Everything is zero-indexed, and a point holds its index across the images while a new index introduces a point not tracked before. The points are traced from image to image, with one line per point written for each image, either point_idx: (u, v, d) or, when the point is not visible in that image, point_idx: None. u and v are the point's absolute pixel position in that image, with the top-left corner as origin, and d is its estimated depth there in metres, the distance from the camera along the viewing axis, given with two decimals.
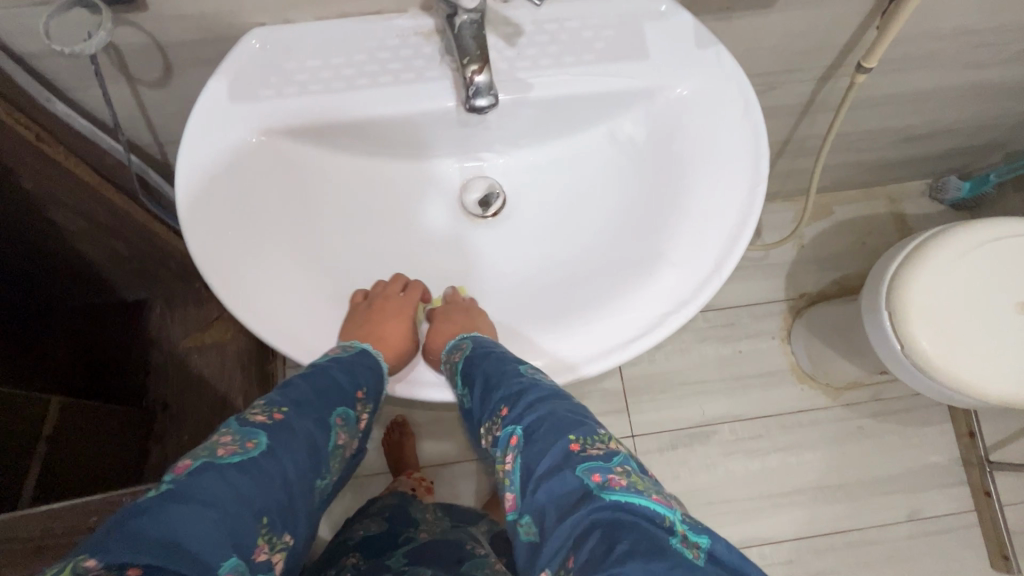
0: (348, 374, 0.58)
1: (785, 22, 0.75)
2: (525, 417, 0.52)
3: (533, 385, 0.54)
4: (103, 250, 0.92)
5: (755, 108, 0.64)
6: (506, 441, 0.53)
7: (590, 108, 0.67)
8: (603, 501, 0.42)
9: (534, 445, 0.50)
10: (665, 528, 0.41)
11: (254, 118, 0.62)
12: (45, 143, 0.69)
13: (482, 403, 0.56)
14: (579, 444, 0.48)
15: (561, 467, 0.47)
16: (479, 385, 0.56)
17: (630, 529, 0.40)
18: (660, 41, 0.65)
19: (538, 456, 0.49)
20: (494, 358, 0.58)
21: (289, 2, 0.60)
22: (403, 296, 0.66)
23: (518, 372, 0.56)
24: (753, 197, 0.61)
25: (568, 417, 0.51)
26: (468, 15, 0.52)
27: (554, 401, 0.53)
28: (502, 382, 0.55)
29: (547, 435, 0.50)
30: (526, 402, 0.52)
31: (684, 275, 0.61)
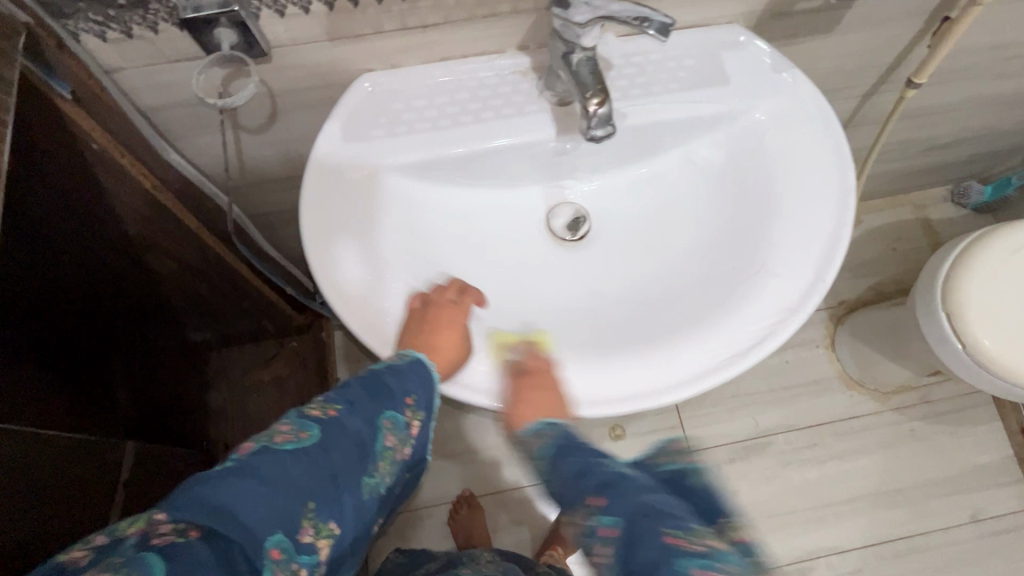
0: (399, 379, 0.57)
1: (844, 44, 0.80)
2: (614, 511, 0.52)
3: (623, 476, 0.54)
4: (183, 290, 0.94)
5: (835, 123, 0.68)
6: (595, 527, 0.53)
7: (677, 131, 0.71)
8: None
9: (624, 533, 0.51)
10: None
11: (367, 157, 0.65)
12: (157, 190, 0.71)
13: (571, 486, 0.56)
14: (677, 539, 0.48)
15: (658, 556, 0.48)
16: (574, 473, 0.56)
17: None
18: (739, 68, 0.69)
19: (632, 549, 0.50)
20: (576, 450, 0.58)
21: (398, 49, 0.64)
22: (456, 306, 0.64)
23: (603, 461, 0.56)
24: (844, 207, 0.65)
25: (665, 508, 0.51)
26: (583, 53, 0.57)
27: (646, 491, 0.52)
28: (590, 471, 0.56)
29: (640, 533, 0.50)
30: (614, 491, 0.53)
31: (790, 283, 0.63)
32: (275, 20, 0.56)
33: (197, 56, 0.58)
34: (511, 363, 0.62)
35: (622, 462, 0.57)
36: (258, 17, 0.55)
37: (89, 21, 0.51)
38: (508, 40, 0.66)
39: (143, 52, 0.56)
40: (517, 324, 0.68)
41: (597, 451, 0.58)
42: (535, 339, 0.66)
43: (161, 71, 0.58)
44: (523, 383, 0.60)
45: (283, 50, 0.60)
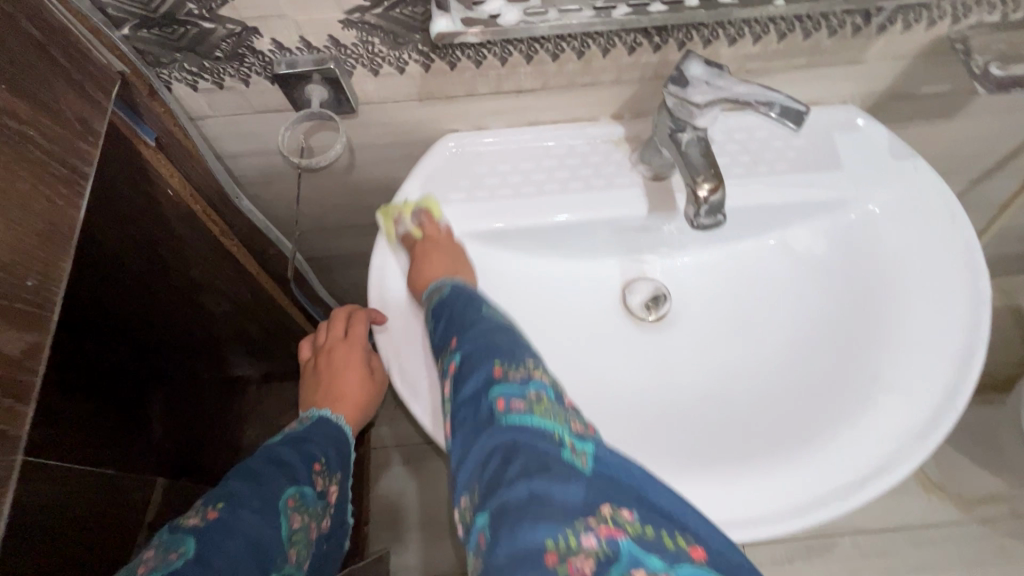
0: (294, 451, 0.53)
1: (965, 128, 0.72)
2: (460, 350, 0.45)
3: (482, 319, 0.47)
4: (235, 332, 0.89)
5: (965, 221, 0.60)
6: (445, 370, 0.46)
7: (780, 215, 0.64)
8: (502, 426, 0.39)
9: (458, 372, 0.44)
10: (556, 444, 0.38)
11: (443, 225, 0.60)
12: (224, 236, 0.67)
13: (435, 338, 0.49)
14: (503, 372, 0.42)
15: (478, 390, 0.42)
16: (434, 325, 0.50)
17: (520, 454, 0.37)
18: (854, 153, 0.63)
19: (461, 386, 0.43)
20: (445, 300, 0.51)
21: (487, 112, 0.61)
22: (348, 338, 0.61)
23: (468, 307, 0.49)
24: (976, 316, 0.57)
25: (502, 347, 0.44)
26: (693, 132, 0.51)
27: (494, 330, 0.46)
28: (448, 320, 0.49)
29: (471, 366, 0.44)
30: (465, 334, 0.46)
31: (908, 403, 0.55)
32: (368, 79, 0.53)
33: (283, 108, 0.55)
34: (402, 237, 0.59)
35: (491, 308, 0.49)
36: (352, 74, 0.52)
37: (183, 71, 0.50)
38: (604, 108, 0.62)
39: (231, 102, 0.54)
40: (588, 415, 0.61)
41: (469, 299, 0.50)
42: (427, 207, 0.60)
43: (246, 121, 0.57)
44: (418, 254, 0.57)
45: (370, 108, 0.57)
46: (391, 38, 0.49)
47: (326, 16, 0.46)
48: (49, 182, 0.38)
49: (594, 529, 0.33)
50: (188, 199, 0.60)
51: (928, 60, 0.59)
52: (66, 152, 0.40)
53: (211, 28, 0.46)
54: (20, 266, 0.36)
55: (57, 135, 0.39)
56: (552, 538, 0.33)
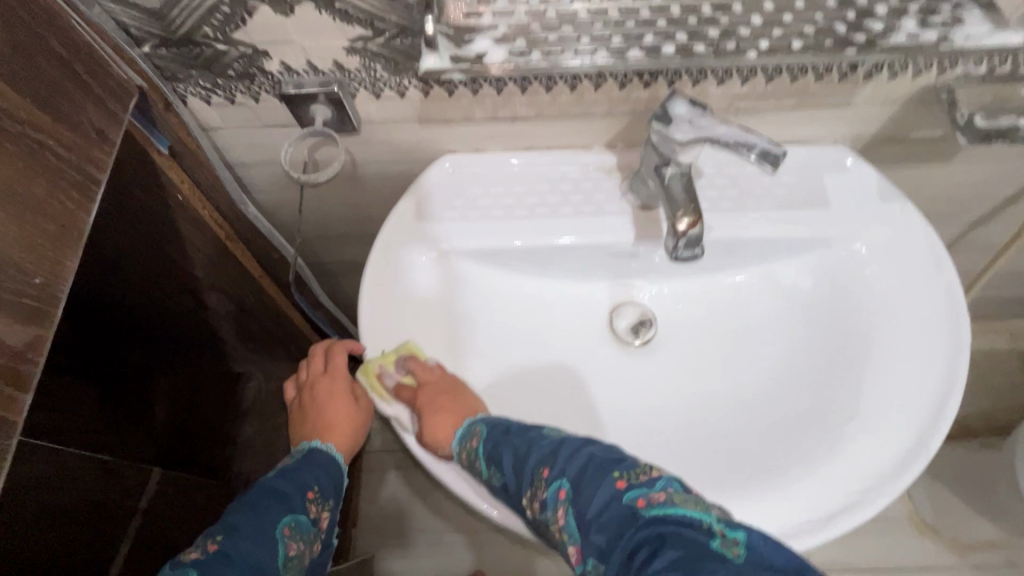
0: (289, 480, 0.55)
1: (959, 174, 0.73)
2: (566, 473, 0.42)
3: (572, 437, 0.45)
4: (236, 330, 0.93)
5: (949, 267, 0.61)
6: (549, 498, 0.42)
7: (766, 249, 0.65)
8: (645, 528, 0.37)
9: (572, 494, 0.41)
10: (703, 533, 0.35)
11: (433, 241, 0.63)
12: (229, 240, 0.70)
13: (518, 464, 0.46)
14: (623, 480, 0.40)
15: (602, 504, 0.39)
16: (516, 457, 0.46)
17: (674, 549, 0.34)
18: (842, 192, 0.64)
19: (580, 502, 0.40)
20: (524, 431, 0.48)
21: (484, 135, 0.63)
22: (329, 370, 0.64)
23: (551, 434, 0.47)
24: (955, 361, 0.57)
25: (608, 458, 0.42)
26: (676, 167, 0.53)
27: (591, 445, 0.44)
28: (536, 445, 0.46)
29: (587, 483, 0.41)
30: (564, 453, 0.44)
31: (883, 444, 0.55)
32: (370, 102, 0.56)
33: (289, 123, 0.58)
34: (398, 393, 0.55)
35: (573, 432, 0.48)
36: (354, 96, 0.55)
37: (197, 86, 0.53)
38: (597, 137, 0.64)
39: (241, 115, 0.57)
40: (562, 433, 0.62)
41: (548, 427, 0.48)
42: (409, 351, 0.57)
43: (255, 134, 0.60)
44: (424, 407, 0.53)
45: (372, 126, 0.60)
46: (392, 65, 0.51)
47: (331, 43, 0.49)
48: (62, 187, 0.41)
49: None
50: (197, 205, 0.64)
51: (916, 107, 0.60)
52: (81, 159, 0.43)
53: (224, 49, 0.49)
54: (31, 264, 0.39)
55: (74, 144, 0.42)
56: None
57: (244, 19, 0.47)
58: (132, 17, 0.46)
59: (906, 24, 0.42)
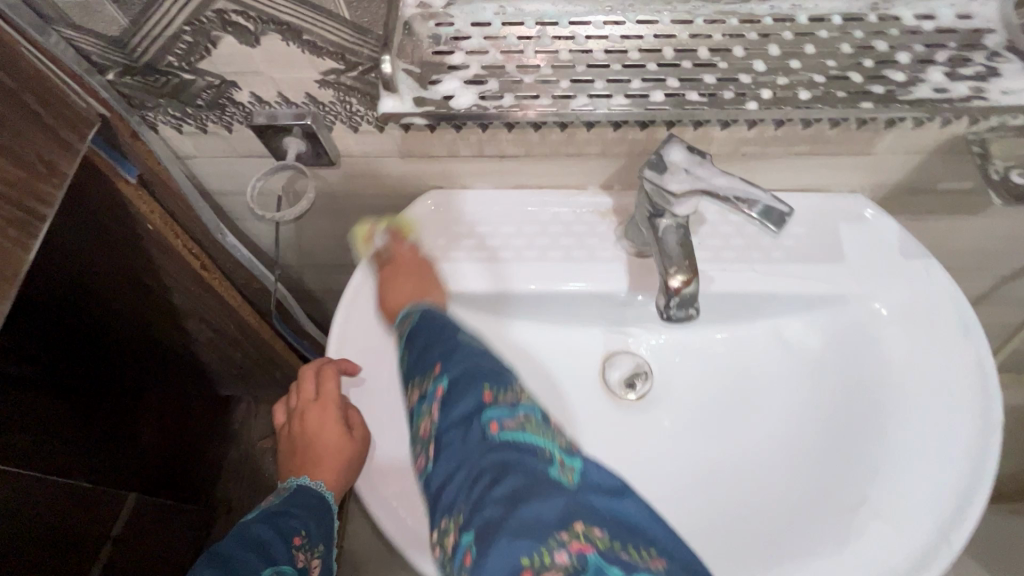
0: (272, 528, 0.49)
1: (991, 226, 0.66)
2: (449, 373, 0.42)
3: (467, 338, 0.45)
4: (220, 357, 0.90)
5: (979, 336, 0.55)
6: (428, 393, 0.42)
7: (774, 305, 0.59)
8: (496, 446, 0.38)
9: (448, 393, 0.41)
10: (544, 462, 0.38)
11: (422, 241, 0.59)
12: (205, 270, 0.68)
13: (416, 358, 0.45)
14: (492, 396, 0.40)
15: (469, 413, 0.39)
16: (417, 348, 0.45)
17: (515, 476, 0.36)
18: (860, 245, 0.59)
19: (450, 406, 0.41)
20: (431, 322, 0.47)
21: (471, 172, 0.59)
22: (319, 399, 0.53)
23: (454, 330, 0.45)
24: (986, 446, 0.50)
25: (491, 368, 0.42)
26: (672, 219, 0.48)
27: (482, 353, 0.44)
28: (434, 340, 0.45)
29: (461, 388, 0.41)
30: (454, 354, 0.43)
31: (899, 532, 0.49)
32: (348, 135, 0.53)
33: (264, 154, 0.55)
34: (375, 254, 0.58)
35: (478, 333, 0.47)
36: (330, 129, 0.51)
37: (167, 115, 0.51)
38: (592, 177, 0.60)
39: (215, 146, 0.54)
40: None
41: (455, 322, 0.47)
42: (400, 224, 0.59)
43: (230, 163, 0.57)
44: (389, 277, 0.55)
45: (352, 159, 0.57)
46: (367, 99, 0.47)
47: (302, 75, 0.46)
48: None
49: (572, 544, 0.33)
50: (169, 235, 0.61)
51: (943, 156, 0.54)
52: (24, 195, 0.40)
53: (191, 78, 0.47)
54: None
55: (16, 181, 0.40)
56: (530, 557, 0.33)
57: (208, 49, 0.44)
58: (91, 44, 0.44)
59: (933, 74, 0.38)
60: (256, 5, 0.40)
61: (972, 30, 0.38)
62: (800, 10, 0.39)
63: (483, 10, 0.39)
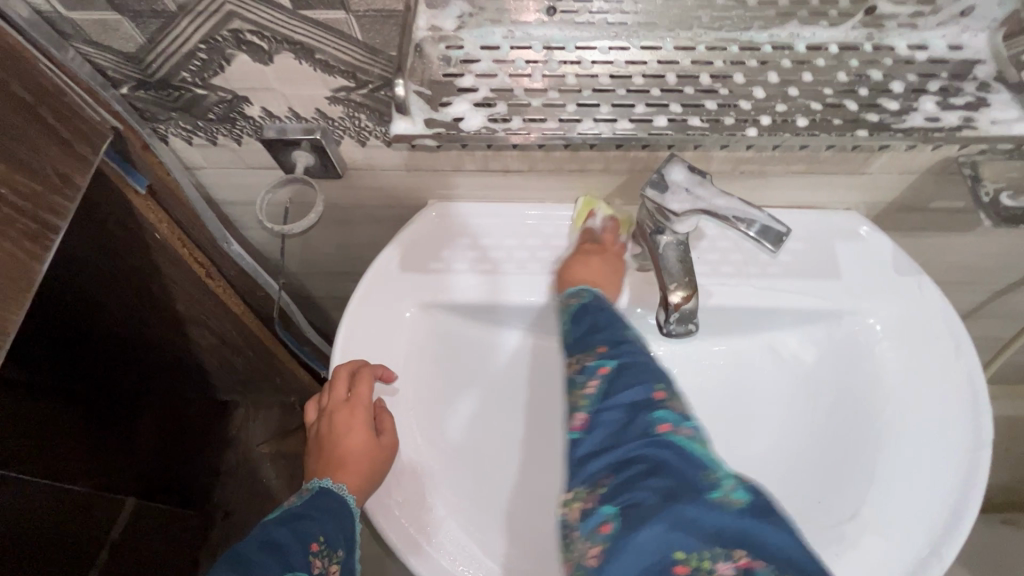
0: (290, 532, 0.46)
1: (981, 245, 0.68)
2: (623, 361, 0.43)
3: (639, 338, 0.46)
4: (220, 362, 0.90)
5: (969, 355, 0.56)
6: (590, 370, 0.44)
7: (769, 319, 0.61)
8: (661, 439, 0.38)
9: (618, 376, 0.42)
10: (709, 472, 0.38)
11: (604, 227, 0.59)
12: (210, 278, 0.68)
13: (576, 339, 0.47)
14: (664, 396, 0.41)
15: (640, 403, 0.40)
16: (590, 331, 0.47)
17: (673, 476, 0.37)
18: (854, 263, 0.60)
19: (614, 389, 0.42)
20: (602, 313, 0.49)
21: (476, 185, 0.60)
22: (351, 400, 0.53)
23: (628, 329, 0.47)
24: (975, 460, 0.52)
25: (663, 369, 0.43)
26: (672, 236, 0.49)
27: (654, 359, 0.45)
28: (608, 330, 0.47)
29: (637, 378, 0.42)
30: (628, 346, 0.44)
31: (897, 543, 0.50)
32: (356, 149, 0.54)
33: (273, 167, 0.56)
34: (383, 264, 0.59)
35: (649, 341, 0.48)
36: (339, 143, 0.53)
37: (178, 128, 0.52)
38: (594, 192, 0.61)
39: (224, 157, 0.55)
40: (546, 516, 0.55)
41: (626, 322, 0.49)
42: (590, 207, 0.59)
43: (238, 175, 0.58)
44: (583, 251, 0.58)
45: (359, 172, 0.58)
46: (376, 115, 0.48)
47: (313, 92, 0.47)
48: (13, 237, 0.40)
49: (735, 559, 0.34)
50: (176, 243, 0.62)
51: (935, 177, 0.56)
52: (37, 207, 0.41)
53: (204, 93, 0.48)
54: None
55: (30, 193, 0.41)
56: (686, 552, 0.34)
57: (222, 66, 0.45)
58: (108, 59, 0.45)
59: (926, 104, 0.39)
60: (271, 25, 0.41)
61: (963, 61, 0.40)
62: (797, 39, 0.40)
63: (491, 33, 0.41)
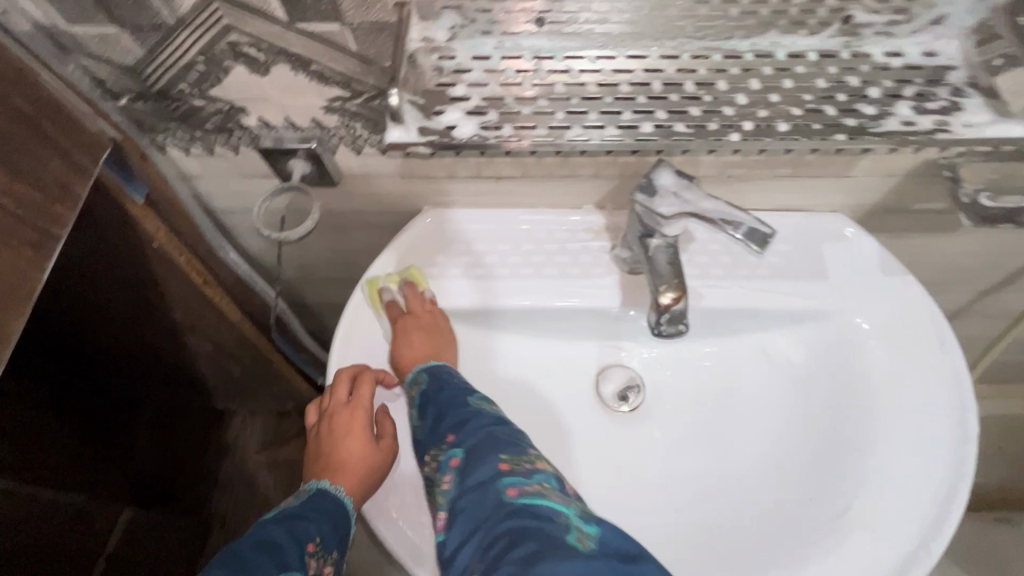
0: (287, 533, 0.47)
1: (965, 244, 0.69)
2: (465, 443, 0.48)
3: (482, 412, 0.50)
4: (216, 370, 0.90)
5: (955, 352, 0.57)
6: (443, 463, 0.48)
7: (759, 320, 0.62)
8: (509, 507, 0.42)
9: (465, 461, 0.47)
10: (560, 526, 0.41)
11: (433, 293, 0.60)
12: (207, 286, 0.68)
13: (427, 429, 0.52)
14: (508, 464, 0.45)
15: (484, 480, 0.45)
16: (433, 412, 0.52)
17: (530, 536, 0.40)
18: (841, 263, 0.61)
19: (466, 473, 0.46)
20: (450, 386, 0.54)
21: (470, 191, 0.61)
22: (352, 402, 0.55)
23: (469, 403, 0.52)
24: (962, 457, 0.53)
25: (505, 437, 0.48)
26: (662, 239, 0.50)
27: (494, 426, 0.49)
28: (449, 409, 0.51)
29: (481, 456, 0.46)
30: (471, 424, 0.49)
31: (879, 541, 0.51)
32: (351, 157, 0.55)
33: (268, 175, 0.57)
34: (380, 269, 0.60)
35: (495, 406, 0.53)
36: (334, 152, 0.54)
37: (176, 138, 0.52)
38: (586, 197, 0.62)
39: (221, 166, 0.56)
40: None
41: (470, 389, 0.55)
42: (411, 278, 0.59)
43: (235, 183, 0.59)
44: (403, 332, 0.57)
45: (355, 180, 0.59)
46: (371, 124, 0.50)
47: (308, 101, 0.48)
48: (14, 247, 0.41)
49: None
50: (173, 252, 0.62)
51: (917, 178, 0.57)
52: (39, 217, 0.42)
53: (202, 104, 0.49)
54: None
55: (32, 203, 0.41)
56: None
57: (219, 78, 0.46)
58: (106, 71, 0.45)
59: (901, 108, 0.41)
60: (267, 37, 0.42)
61: (938, 67, 0.41)
62: (777, 47, 0.42)
63: (483, 44, 0.42)
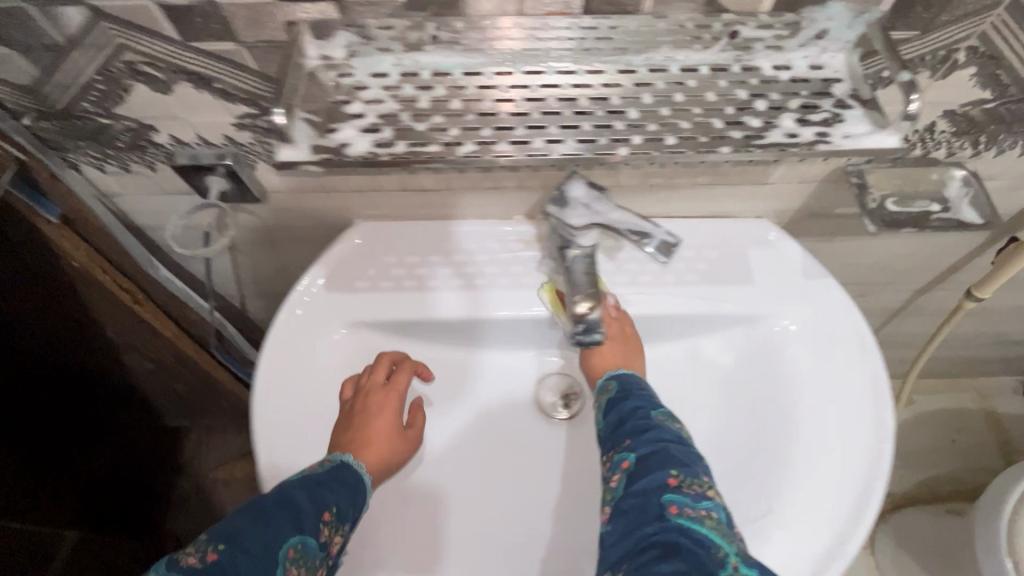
0: (307, 495, 0.44)
1: (890, 245, 0.71)
2: (639, 450, 0.45)
3: (666, 427, 0.46)
4: (159, 385, 0.89)
5: (875, 354, 0.59)
6: (613, 463, 0.46)
7: (687, 325, 0.63)
8: (670, 525, 0.39)
9: (637, 467, 0.44)
10: (719, 561, 0.37)
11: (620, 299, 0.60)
12: (137, 304, 0.70)
13: (607, 432, 0.49)
14: (679, 481, 0.42)
15: (652, 489, 0.42)
16: (615, 415, 0.49)
17: (682, 557, 0.37)
18: (763, 269, 0.62)
19: (635, 478, 0.43)
20: (638, 396, 0.50)
21: (399, 204, 0.61)
22: (389, 386, 0.55)
23: (656, 414, 0.48)
24: (879, 456, 0.54)
25: (683, 455, 0.44)
26: (580, 249, 0.51)
27: (677, 442, 0.45)
28: (629, 416, 0.48)
29: (656, 466, 0.43)
30: (651, 431, 0.46)
31: (797, 540, 0.52)
32: (270, 175, 0.54)
33: (189, 192, 0.57)
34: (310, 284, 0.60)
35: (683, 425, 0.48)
36: (253, 167, 0.53)
37: (88, 156, 0.52)
38: (515, 208, 0.62)
39: (138, 184, 0.55)
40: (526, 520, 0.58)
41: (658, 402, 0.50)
42: None
43: (155, 201, 0.58)
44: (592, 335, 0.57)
45: (280, 196, 0.58)
46: None
47: (216, 119, 0.47)
48: None
49: None
50: (96, 270, 0.64)
51: (834, 184, 0.59)
52: None
53: (109, 123, 0.48)
54: None
55: None
56: None
57: (122, 96, 0.45)
58: (5, 92, 0.45)
59: (785, 121, 0.42)
60: (162, 56, 0.42)
61: (824, 80, 0.43)
62: (671, 62, 0.43)
63: (381, 61, 0.42)
